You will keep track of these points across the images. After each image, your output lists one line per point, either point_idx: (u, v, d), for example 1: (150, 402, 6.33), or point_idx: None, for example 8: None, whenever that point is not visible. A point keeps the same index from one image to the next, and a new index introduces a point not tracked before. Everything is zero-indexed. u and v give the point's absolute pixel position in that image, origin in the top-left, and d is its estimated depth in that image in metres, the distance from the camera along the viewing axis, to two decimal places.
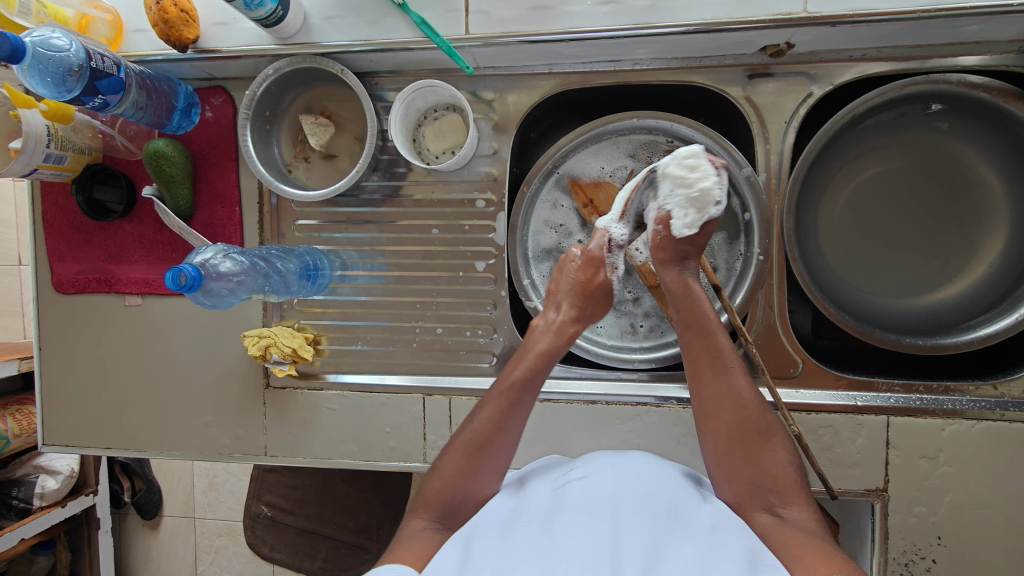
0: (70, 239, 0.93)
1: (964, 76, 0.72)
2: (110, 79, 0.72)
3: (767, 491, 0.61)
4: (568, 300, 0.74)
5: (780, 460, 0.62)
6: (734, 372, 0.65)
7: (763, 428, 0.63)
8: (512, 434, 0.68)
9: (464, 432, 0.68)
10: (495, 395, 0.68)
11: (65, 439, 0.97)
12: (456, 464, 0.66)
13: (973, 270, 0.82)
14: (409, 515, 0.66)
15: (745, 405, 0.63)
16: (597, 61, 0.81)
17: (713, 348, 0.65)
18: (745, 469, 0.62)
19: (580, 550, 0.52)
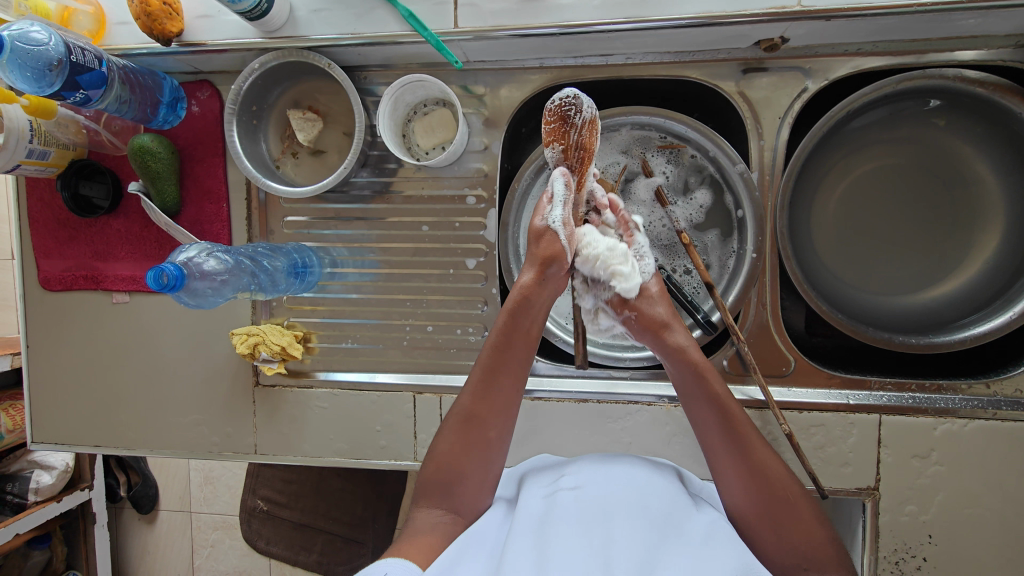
0: (57, 236, 0.91)
1: (960, 71, 0.71)
2: (92, 74, 0.71)
3: (801, 569, 0.57)
4: (531, 255, 0.66)
5: (810, 529, 0.59)
6: (753, 444, 0.62)
7: (791, 496, 0.60)
8: (503, 405, 0.66)
9: (454, 409, 0.67)
10: (480, 364, 0.66)
11: (54, 437, 0.96)
12: (448, 443, 0.65)
13: (968, 268, 0.81)
14: (414, 508, 0.65)
15: (771, 483, 0.60)
16: (589, 55, 0.79)
17: (730, 422, 0.63)
18: (778, 550, 0.59)
19: (575, 561, 0.52)
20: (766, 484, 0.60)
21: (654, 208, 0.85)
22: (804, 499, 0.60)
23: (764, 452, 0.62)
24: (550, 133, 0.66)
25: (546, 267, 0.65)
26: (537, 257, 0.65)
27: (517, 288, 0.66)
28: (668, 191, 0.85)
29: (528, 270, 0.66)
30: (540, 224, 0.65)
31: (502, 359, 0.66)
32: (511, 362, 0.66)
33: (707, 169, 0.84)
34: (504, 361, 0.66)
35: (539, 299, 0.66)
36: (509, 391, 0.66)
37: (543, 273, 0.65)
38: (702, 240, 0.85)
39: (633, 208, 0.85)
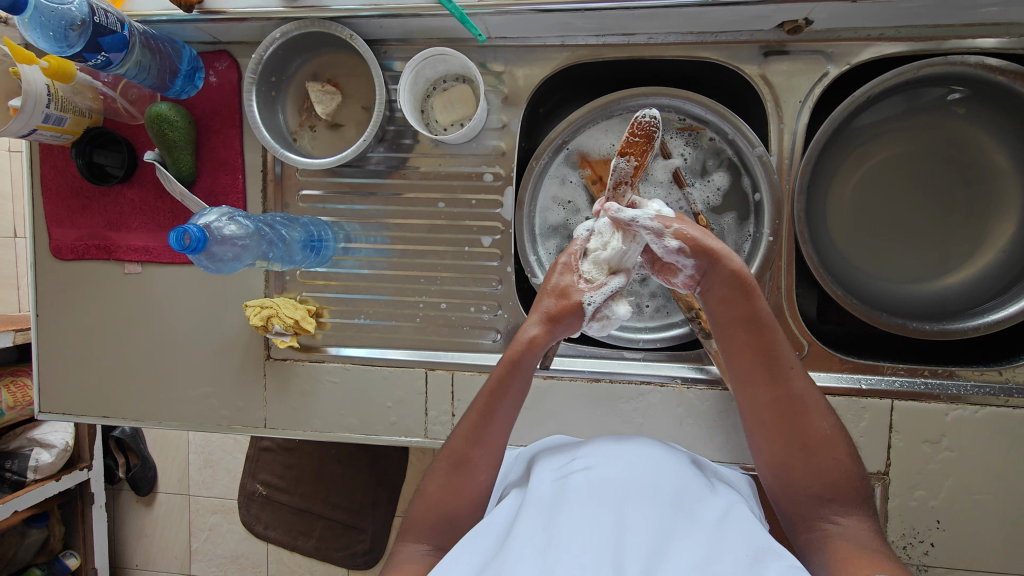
0: (70, 205, 0.91)
1: (982, 58, 0.71)
2: (114, 37, 0.70)
3: (824, 501, 0.60)
4: (546, 309, 0.67)
5: (839, 460, 0.61)
6: (790, 374, 0.64)
7: (824, 430, 0.62)
8: (494, 447, 0.66)
9: (444, 453, 0.66)
10: (471, 411, 0.67)
11: (62, 407, 0.96)
12: (437, 485, 0.65)
13: (982, 256, 0.82)
14: (399, 542, 0.64)
15: (803, 412, 0.62)
16: (610, 35, 0.79)
17: (767, 349, 0.63)
18: (805, 479, 0.61)
19: (584, 548, 0.52)
20: (800, 417, 0.62)
21: (672, 189, 0.84)
22: (834, 433, 0.62)
23: (800, 385, 0.63)
24: (630, 143, 0.69)
25: (558, 326, 0.67)
26: (548, 312, 0.67)
27: (521, 338, 0.67)
28: (686, 174, 0.85)
29: (538, 323, 0.67)
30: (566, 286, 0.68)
31: (493, 411, 0.66)
32: (498, 412, 0.66)
33: (725, 152, 0.83)
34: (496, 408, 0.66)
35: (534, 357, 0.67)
36: (498, 438, 0.67)
37: (552, 330, 0.67)
38: (717, 221, 0.85)
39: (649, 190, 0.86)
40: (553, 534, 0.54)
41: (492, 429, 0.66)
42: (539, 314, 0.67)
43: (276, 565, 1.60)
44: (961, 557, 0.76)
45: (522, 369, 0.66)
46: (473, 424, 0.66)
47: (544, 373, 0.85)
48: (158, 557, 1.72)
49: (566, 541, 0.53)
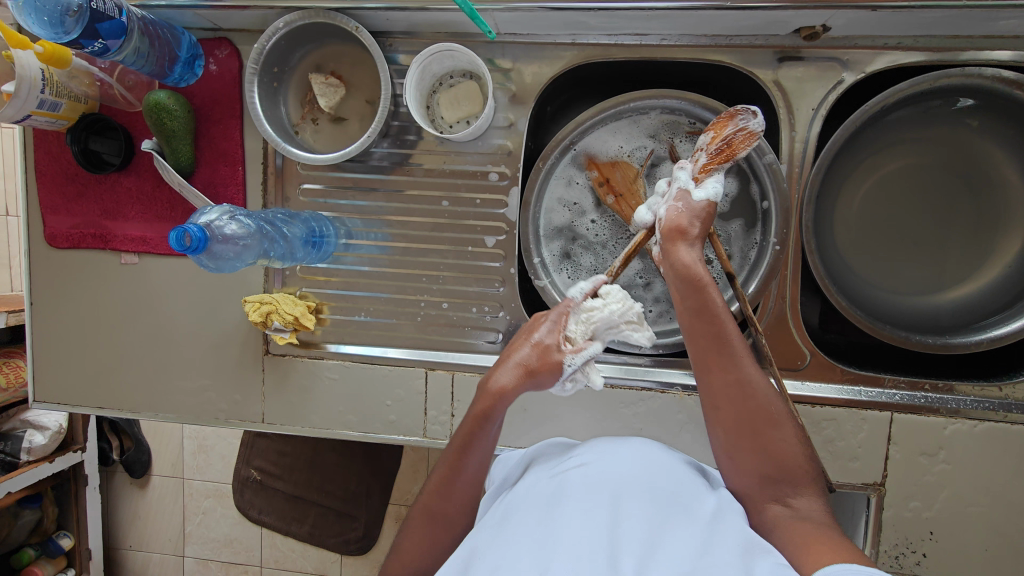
0: (65, 192, 0.89)
1: (998, 70, 0.70)
2: (112, 22, 0.68)
3: (775, 482, 0.57)
4: (528, 362, 0.64)
5: (788, 445, 0.58)
6: (741, 357, 0.60)
7: (774, 413, 0.59)
8: (469, 497, 0.66)
9: (416, 504, 0.67)
10: (442, 462, 0.66)
11: (56, 396, 0.95)
12: (412, 537, 0.65)
13: (987, 271, 0.81)
14: None
15: (754, 396, 0.59)
16: (622, 34, 0.78)
17: (717, 334, 0.60)
18: (759, 463, 0.58)
19: (579, 540, 0.51)
20: (751, 401, 0.59)
21: None
22: (782, 415, 0.60)
23: (750, 366, 0.60)
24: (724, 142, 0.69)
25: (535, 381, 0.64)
26: (529, 365, 0.64)
27: (490, 387, 0.63)
28: None
29: (514, 372, 0.64)
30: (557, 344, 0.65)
31: (461, 463, 0.64)
32: (467, 463, 0.65)
33: (734, 158, 0.83)
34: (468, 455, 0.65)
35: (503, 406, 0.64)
36: (471, 486, 0.65)
37: (527, 379, 0.64)
38: (724, 227, 0.84)
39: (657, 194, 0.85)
40: (547, 533, 0.53)
41: (461, 480, 0.65)
42: (519, 363, 0.64)
43: (268, 550, 1.62)
44: (952, 568, 0.77)
45: (494, 421, 0.64)
46: (445, 475, 0.65)
47: None
48: (152, 539, 1.72)
49: (560, 536, 0.51)
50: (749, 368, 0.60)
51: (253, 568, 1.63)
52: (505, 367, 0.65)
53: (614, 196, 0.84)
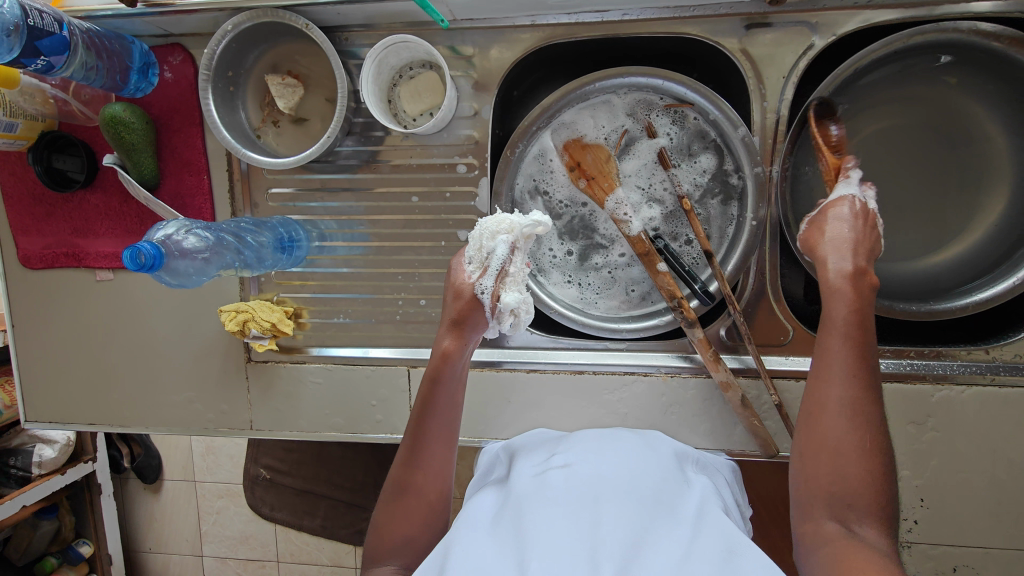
0: (33, 212, 0.88)
1: (975, 23, 0.67)
2: (53, 39, 0.66)
3: (845, 505, 0.53)
4: (450, 317, 0.66)
5: (865, 472, 0.53)
6: (853, 378, 0.56)
7: (866, 444, 0.54)
8: (440, 460, 0.65)
9: (387, 479, 0.65)
10: (408, 431, 0.66)
11: (47, 416, 0.95)
12: (385, 513, 0.63)
13: (971, 232, 0.80)
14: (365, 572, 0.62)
15: (859, 420, 0.55)
16: (583, 12, 0.75)
17: (852, 344, 0.57)
18: (830, 479, 0.54)
19: (558, 544, 0.49)
20: (846, 420, 0.55)
21: (654, 171, 0.82)
22: (875, 447, 0.54)
23: (862, 391, 0.56)
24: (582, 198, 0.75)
25: (465, 329, 0.66)
26: (452, 318, 0.66)
27: (436, 352, 0.66)
28: (672, 154, 0.82)
29: (448, 333, 0.66)
30: (461, 284, 0.66)
31: (428, 427, 0.65)
32: (436, 428, 0.65)
33: (710, 133, 0.80)
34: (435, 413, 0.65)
35: (455, 366, 0.66)
36: (442, 452, 0.65)
37: (462, 336, 0.66)
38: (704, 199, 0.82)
39: (632, 171, 0.83)
40: (524, 532, 0.51)
41: (433, 445, 0.65)
42: (446, 322, 0.67)
43: (284, 543, 1.64)
44: (944, 532, 0.77)
45: (447, 384, 0.66)
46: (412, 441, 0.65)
47: (527, 367, 0.84)
48: (169, 540, 1.74)
49: (538, 538, 0.50)
50: (850, 389, 0.56)
51: (270, 563, 1.65)
52: (441, 330, 0.67)
53: (585, 180, 0.80)
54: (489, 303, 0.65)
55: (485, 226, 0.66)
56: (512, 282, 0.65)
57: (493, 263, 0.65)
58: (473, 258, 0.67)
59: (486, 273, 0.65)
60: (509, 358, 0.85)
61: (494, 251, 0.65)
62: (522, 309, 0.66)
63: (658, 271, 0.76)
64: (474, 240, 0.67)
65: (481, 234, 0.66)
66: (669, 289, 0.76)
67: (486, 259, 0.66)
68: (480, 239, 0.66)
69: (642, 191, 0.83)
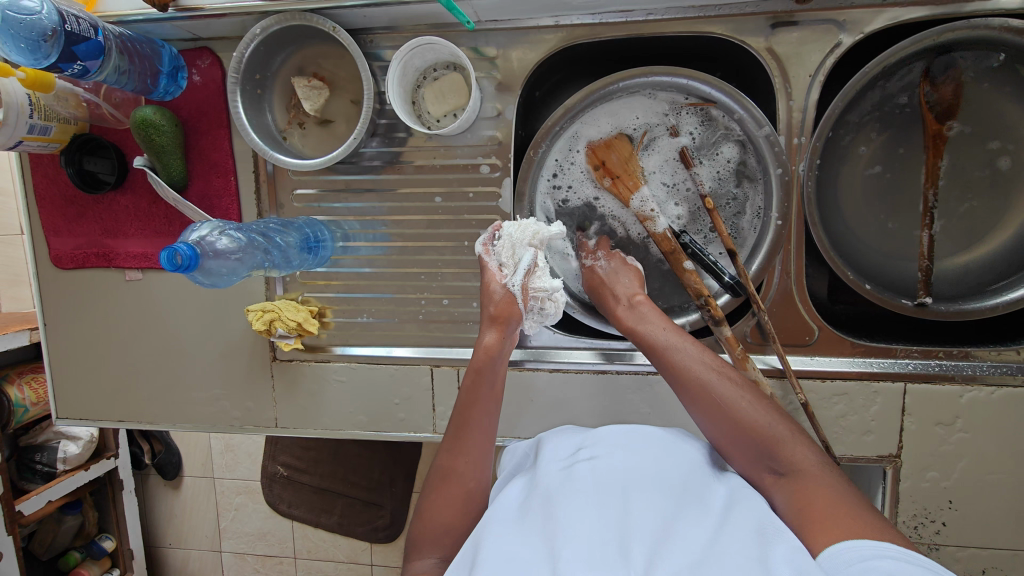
0: (65, 213, 0.90)
1: (1007, 19, 0.66)
2: (89, 44, 0.68)
3: (760, 456, 0.58)
4: (490, 315, 0.69)
5: (750, 414, 0.60)
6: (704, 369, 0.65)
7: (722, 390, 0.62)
8: (480, 452, 0.64)
9: (430, 468, 0.64)
10: (450, 424, 0.65)
11: (78, 412, 0.98)
12: (429, 503, 0.61)
13: (1001, 231, 0.79)
14: (407, 558, 0.60)
15: (705, 384, 0.63)
16: (608, 12, 0.75)
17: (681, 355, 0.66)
18: (734, 441, 0.60)
19: (588, 531, 0.49)
20: (728, 411, 0.61)
21: (677, 169, 0.82)
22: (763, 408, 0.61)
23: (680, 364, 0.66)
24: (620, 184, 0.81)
25: (506, 325, 0.68)
26: (493, 315, 0.68)
27: (478, 346, 0.67)
28: (693, 152, 0.81)
29: (489, 328, 0.68)
30: (496, 284, 0.70)
31: (471, 418, 0.64)
32: (477, 419, 0.65)
33: (730, 132, 0.79)
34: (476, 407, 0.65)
35: (497, 360, 0.67)
36: (483, 444, 0.64)
37: (503, 330, 0.68)
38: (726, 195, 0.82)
39: (656, 168, 0.82)
40: (554, 522, 0.51)
41: (473, 442, 0.64)
42: (487, 320, 0.69)
43: (302, 540, 1.65)
44: (973, 535, 0.76)
45: (485, 379, 0.65)
46: (456, 435, 0.64)
47: (550, 366, 0.84)
48: (189, 536, 1.77)
49: (569, 527, 0.50)
50: (692, 364, 0.65)
51: (288, 560, 1.67)
52: (481, 328, 0.69)
53: (610, 179, 0.81)
54: (519, 296, 0.70)
55: (511, 233, 0.73)
56: (541, 276, 0.72)
57: (521, 262, 0.71)
58: (504, 259, 0.72)
59: (515, 271, 0.71)
60: (530, 358, 0.85)
61: (523, 257, 0.71)
62: (558, 296, 0.72)
63: (684, 269, 0.77)
64: (504, 246, 0.73)
65: (510, 240, 0.72)
66: (697, 287, 0.76)
67: (515, 262, 0.72)
68: (510, 246, 0.72)
69: (667, 189, 0.82)
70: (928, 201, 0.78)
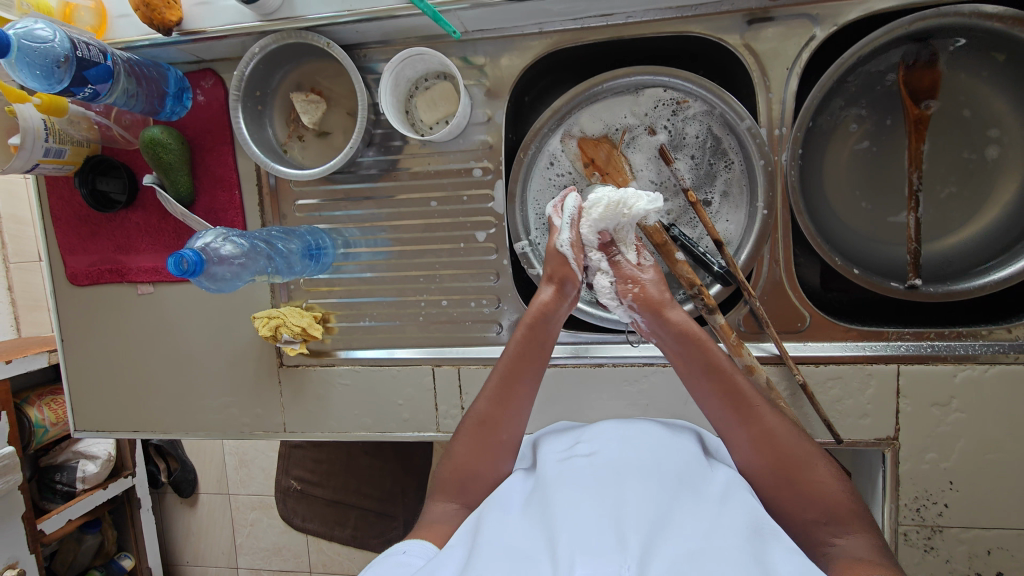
0: (80, 232, 0.94)
1: (977, 5, 0.68)
2: (98, 68, 0.72)
3: (819, 524, 0.57)
4: (548, 272, 0.69)
5: (822, 485, 0.57)
6: (757, 409, 0.61)
7: (801, 458, 0.59)
8: (518, 411, 0.66)
9: (470, 414, 0.68)
10: (494, 378, 0.67)
11: (95, 424, 1.01)
12: (462, 448, 0.66)
13: (987, 212, 0.80)
14: (431, 500, 0.66)
15: (781, 447, 0.59)
16: (588, 17, 0.78)
17: (732, 389, 0.62)
18: (798, 508, 0.58)
19: (585, 521, 0.51)
20: (797, 476, 0.58)
21: (660, 165, 0.84)
22: (815, 457, 0.59)
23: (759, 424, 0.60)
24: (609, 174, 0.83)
25: (565, 286, 0.67)
26: (549, 274, 0.68)
27: (535, 303, 0.68)
28: (671, 151, 0.83)
29: (546, 286, 0.68)
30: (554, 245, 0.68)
31: (516, 376, 0.66)
32: (528, 371, 0.67)
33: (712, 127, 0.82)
34: (522, 369, 0.66)
35: (553, 316, 0.67)
36: (522, 403, 0.66)
37: (560, 290, 0.67)
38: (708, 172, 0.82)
39: (640, 166, 0.84)
40: (551, 514, 0.53)
41: (516, 397, 0.66)
42: (546, 279, 0.69)
43: (316, 554, 1.67)
44: (976, 516, 0.76)
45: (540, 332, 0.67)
46: (499, 388, 0.66)
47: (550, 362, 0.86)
48: (206, 552, 1.79)
49: (566, 517, 0.51)
50: (775, 428, 0.60)
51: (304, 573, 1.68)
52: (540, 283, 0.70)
53: (600, 175, 0.84)
54: (611, 273, 0.68)
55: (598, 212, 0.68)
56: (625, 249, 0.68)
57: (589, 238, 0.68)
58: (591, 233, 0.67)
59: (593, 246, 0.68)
60: None
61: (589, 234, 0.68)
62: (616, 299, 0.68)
63: (675, 260, 0.76)
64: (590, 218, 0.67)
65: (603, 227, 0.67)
66: (689, 277, 0.75)
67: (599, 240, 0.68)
68: (602, 216, 0.67)
69: (652, 185, 0.84)
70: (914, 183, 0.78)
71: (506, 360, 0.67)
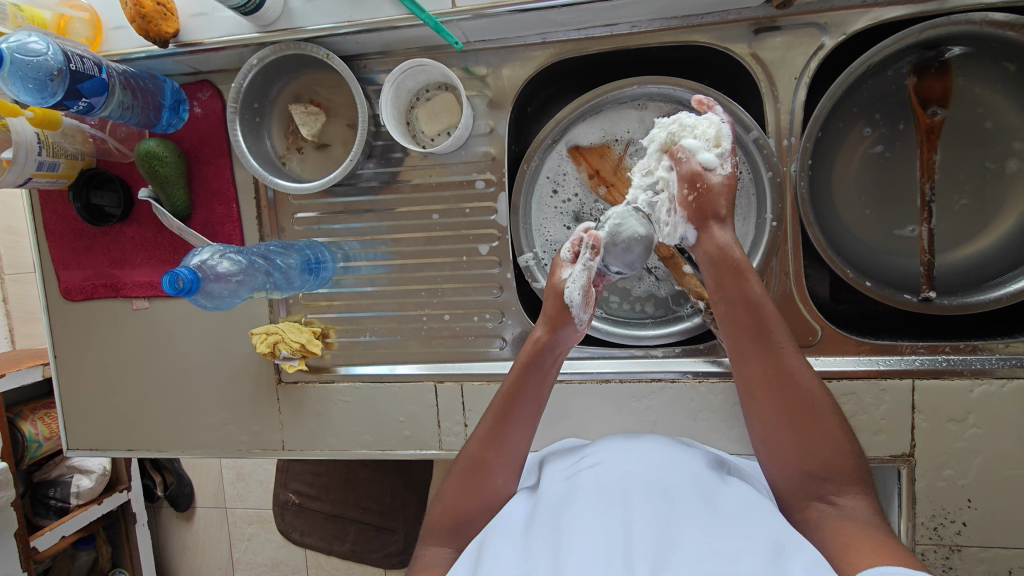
0: (74, 246, 0.92)
1: (987, 13, 0.67)
2: (93, 81, 0.71)
3: (819, 478, 0.56)
4: (546, 311, 0.68)
5: (832, 441, 0.56)
6: (783, 349, 0.59)
7: (819, 407, 0.57)
8: (509, 454, 0.64)
9: (461, 454, 0.66)
10: (490, 413, 0.66)
11: (88, 443, 0.98)
12: (453, 488, 0.63)
13: (1000, 222, 0.79)
14: (422, 543, 0.63)
15: (801, 394, 0.58)
16: (592, 27, 0.77)
17: (757, 326, 0.60)
18: (796, 454, 0.57)
19: (593, 542, 0.48)
20: (809, 428, 0.57)
21: None
22: (830, 410, 0.58)
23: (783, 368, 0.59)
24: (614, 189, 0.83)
25: (563, 325, 0.67)
26: (550, 312, 0.67)
27: (530, 341, 0.68)
28: None
29: (543, 324, 0.68)
30: (556, 282, 0.67)
31: (508, 417, 0.65)
32: (521, 415, 0.65)
33: None
34: (514, 409, 0.65)
35: (547, 358, 0.67)
36: (518, 440, 0.65)
37: (560, 329, 0.67)
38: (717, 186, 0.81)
39: None
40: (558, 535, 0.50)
41: (507, 436, 0.65)
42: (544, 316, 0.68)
43: (315, 570, 1.63)
44: (994, 535, 0.74)
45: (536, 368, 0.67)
46: (491, 426, 0.65)
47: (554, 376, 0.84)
48: (203, 568, 1.75)
49: (573, 539, 0.49)
50: (798, 369, 0.59)
51: None
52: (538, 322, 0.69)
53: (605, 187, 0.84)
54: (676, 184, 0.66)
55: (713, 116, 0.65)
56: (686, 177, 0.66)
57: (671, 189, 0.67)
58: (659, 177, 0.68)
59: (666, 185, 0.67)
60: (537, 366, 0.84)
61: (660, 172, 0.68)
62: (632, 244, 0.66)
63: (683, 273, 0.76)
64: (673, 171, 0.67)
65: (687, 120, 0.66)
66: (697, 291, 0.75)
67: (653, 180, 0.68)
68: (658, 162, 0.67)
69: None
70: (926, 193, 0.77)
71: (499, 398, 0.66)
